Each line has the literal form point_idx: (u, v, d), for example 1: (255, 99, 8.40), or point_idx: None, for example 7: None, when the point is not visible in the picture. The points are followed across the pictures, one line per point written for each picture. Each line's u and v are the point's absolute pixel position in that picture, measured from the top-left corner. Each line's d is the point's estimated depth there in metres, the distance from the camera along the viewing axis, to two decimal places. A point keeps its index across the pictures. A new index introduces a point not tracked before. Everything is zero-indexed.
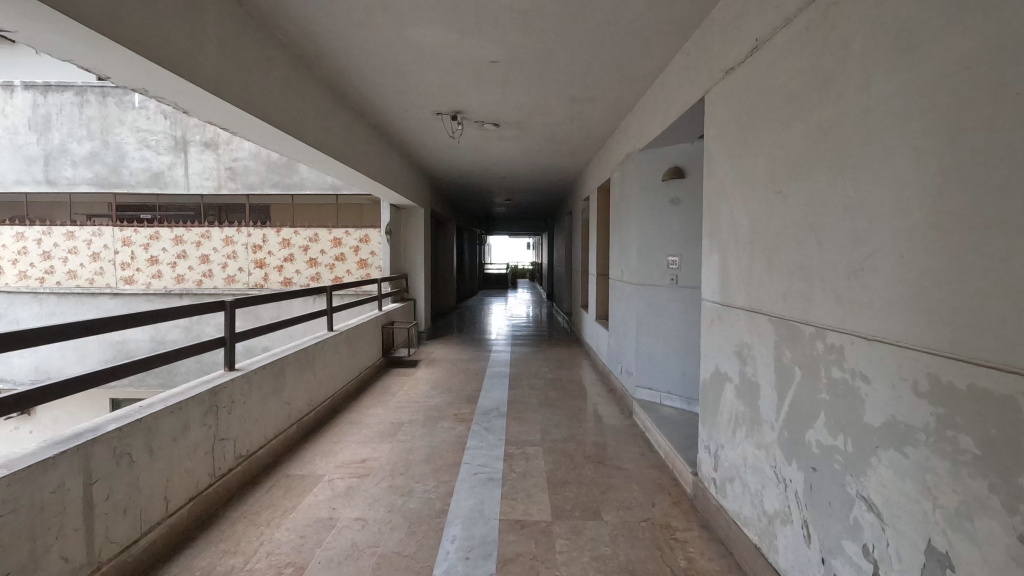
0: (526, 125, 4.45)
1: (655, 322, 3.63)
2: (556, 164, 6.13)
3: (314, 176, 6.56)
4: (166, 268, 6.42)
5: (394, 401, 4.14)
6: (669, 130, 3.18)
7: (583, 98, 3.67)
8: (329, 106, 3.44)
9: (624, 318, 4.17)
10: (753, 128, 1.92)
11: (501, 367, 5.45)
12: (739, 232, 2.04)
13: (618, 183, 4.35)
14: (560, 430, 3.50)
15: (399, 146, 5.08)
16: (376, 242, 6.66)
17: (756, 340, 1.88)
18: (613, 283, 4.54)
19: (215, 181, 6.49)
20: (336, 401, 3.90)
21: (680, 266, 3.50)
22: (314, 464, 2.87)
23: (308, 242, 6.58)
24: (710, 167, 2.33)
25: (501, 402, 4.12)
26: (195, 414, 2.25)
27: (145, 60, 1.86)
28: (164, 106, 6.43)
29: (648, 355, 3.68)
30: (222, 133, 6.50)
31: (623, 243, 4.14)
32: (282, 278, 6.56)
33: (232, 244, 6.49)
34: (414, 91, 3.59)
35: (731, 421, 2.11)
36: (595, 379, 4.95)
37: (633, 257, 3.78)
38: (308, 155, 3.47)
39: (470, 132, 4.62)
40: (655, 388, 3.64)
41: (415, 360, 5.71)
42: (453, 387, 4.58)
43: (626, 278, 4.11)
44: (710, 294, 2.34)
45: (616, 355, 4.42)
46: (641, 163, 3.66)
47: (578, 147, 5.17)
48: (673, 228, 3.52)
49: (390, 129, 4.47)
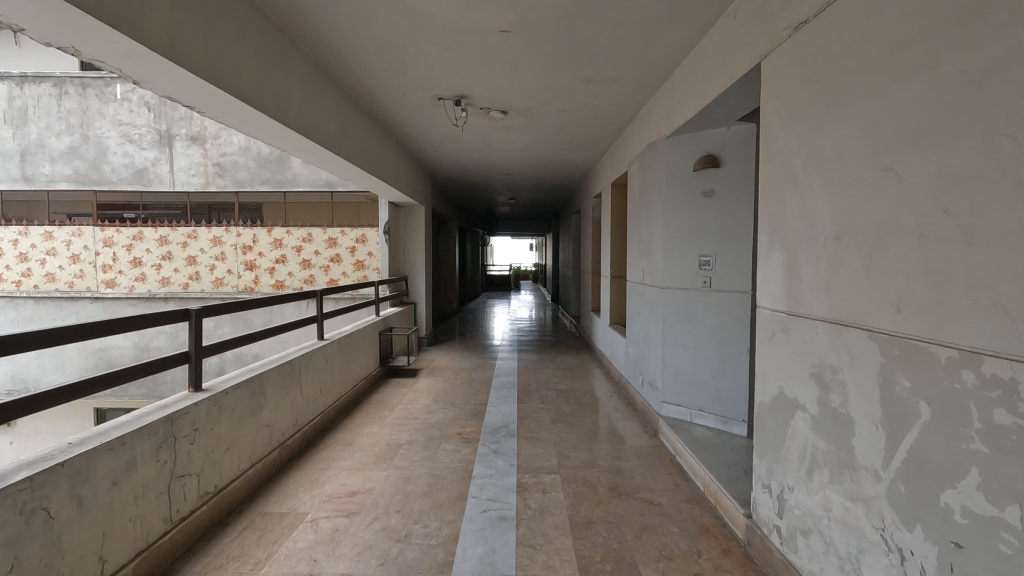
0: (537, 112, 4.04)
1: (685, 330, 3.22)
2: (566, 158, 5.73)
3: (308, 172, 6.17)
4: (150, 270, 6.04)
5: (392, 418, 3.74)
6: (704, 111, 2.78)
7: (604, 79, 3.27)
8: (317, 88, 3.03)
9: (646, 325, 3.78)
10: (840, 91, 1.51)
11: (507, 376, 5.03)
12: (815, 225, 1.64)
13: (639, 176, 3.95)
14: (579, 453, 3.09)
15: (397, 136, 4.68)
16: (373, 242, 6.25)
17: (847, 363, 1.47)
18: (632, 286, 4.14)
19: (202, 177, 6.09)
20: (325, 418, 3.50)
21: (713, 267, 3.09)
22: (297, 499, 2.47)
23: (301, 242, 6.17)
24: (770, 147, 1.92)
25: (510, 418, 3.72)
26: (146, 448, 1.85)
27: (67, 7, 1.45)
28: (148, 98, 6.02)
29: (676, 367, 3.28)
30: (210, 126, 6.08)
31: (646, 242, 3.73)
32: (274, 281, 6.15)
33: (220, 245, 6.10)
34: (413, 70, 3.19)
35: (802, 459, 1.70)
36: (611, 390, 4.54)
37: (659, 258, 3.37)
38: (295, 143, 3.07)
39: (476, 120, 4.21)
40: (684, 404, 3.24)
41: (415, 369, 5.31)
42: (457, 400, 4.17)
43: (648, 280, 3.69)
44: (770, 302, 1.93)
45: (637, 365, 4.01)
46: (669, 151, 3.26)
47: (591, 138, 4.76)
48: (706, 224, 3.11)
49: (388, 117, 4.07)
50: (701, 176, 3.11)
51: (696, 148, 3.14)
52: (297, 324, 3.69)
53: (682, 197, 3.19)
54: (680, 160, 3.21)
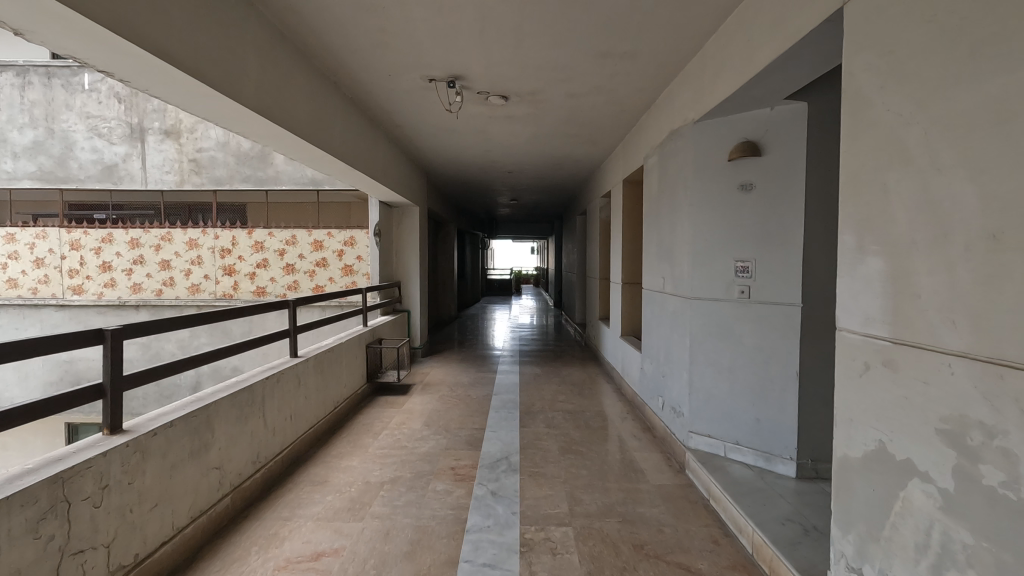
0: (542, 98, 3.56)
1: (717, 349, 2.74)
2: (572, 152, 5.23)
3: (292, 169, 5.66)
4: (120, 275, 5.57)
5: (375, 447, 3.24)
6: (747, 86, 2.30)
7: (621, 54, 2.80)
8: (283, 62, 2.57)
9: (668, 340, 3.31)
10: (999, 24, 1.03)
11: (509, 395, 4.52)
12: (944, 220, 1.16)
13: (659, 170, 3.47)
14: (594, 495, 2.60)
15: (386, 127, 4.22)
16: (363, 245, 5.72)
17: (1017, 423, 0.99)
18: (650, 295, 3.67)
19: (177, 174, 5.59)
20: (297, 449, 3.01)
21: (753, 274, 2.60)
22: (246, 564, 1.99)
23: (285, 245, 5.66)
24: (859, 117, 1.44)
25: (511, 448, 3.22)
26: (19, 522, 1.37)
27: None
28: (118, 89, 5.53)
29: (706, 392, 2.80)
30: (186, 118, 5.56)
31: (669, 245, 3.24)
32: (255, 287, 5.65)
33: (196, 248, 5.60)
34: (398, 43, 2.73)
35: (924, 548, 1.21)
36: (625, 412, 4.04)
37: (687, 263, 2.88)
38: (256, 127, 2.60)
39: (473, 108, 3.74)
40: (716, 436, 2.76)
41: (407, 385, 4.81)
42: (451, 425, 3.67)
43: (672, 289, 3.20)
44: (859, 324, 1.44)
45: (657, 386, 3.53)
46: (700, 138, 2.78)
47: (601, 128, 4.26)
48: (743, 224, 2.63)
49: (374, 102, 3.60)
50: (737, 167, 2.63)
51: (732, 133, 2.66)
52: (266, 339, 3.19)
53: (714, 192, 2.72)
54: (712, 148, 2.73)
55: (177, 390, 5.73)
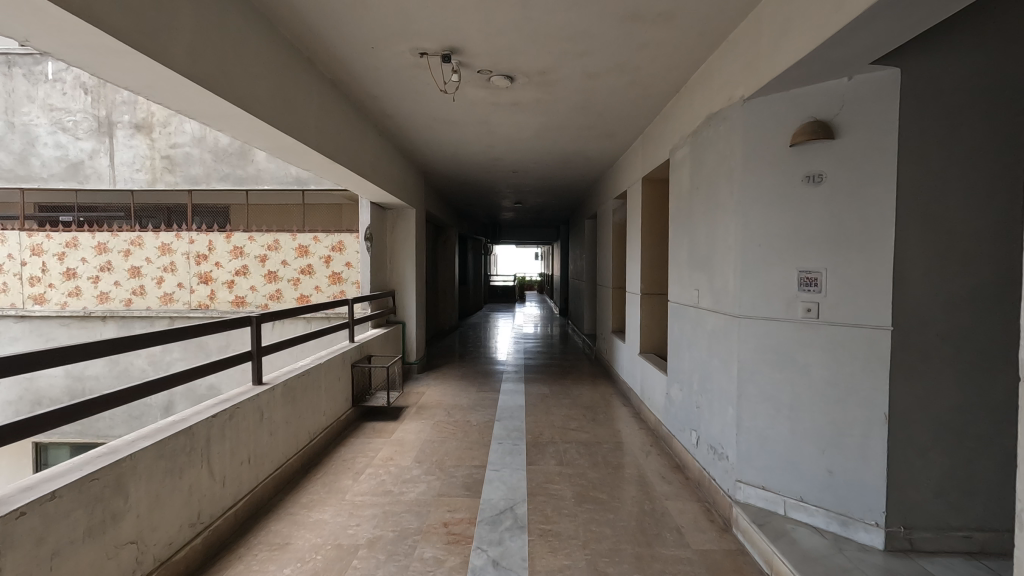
0: (554, 78, 3.04)
1: (773, 380, 2.21)
2: (583, 147, 4.71)
3: (275, 167, 5.15)
4: (85, 283, 5.06)
5: (353, 493, 2.69)
6: (827, 45, 1.77)
7: (654, 16, 2.27)
8: (231, 21, 2.04)
9: (703, 364, 2.78)
10: None
11: (513, 420, 3.98)
12: None
13: (694, 163, 2.94)
14: (623, 567, 2.06)
15: (375, 115, 3.71)
16: (352, 251, 5.16)
17: None
18: (680, 309, 3.14)
19: (149, 173, 5.08)
20: (257, 498, 2.48)
21: (823, 288, 2.07)
22: None
23: (267, 250, 5.12)
24: None
25: (517, 496, 2.67)
26: None
27: None
28: (85, 79, 5.04)
29: (760, 433, 2.27)
30: (158, 111, 5.06)
31: (708, 252, 2.70)
32: (233, 298, 5.12)
33: (169, 253, 5.07)
34: (379, 2, 2.20)
35: None
36: (648, 444, 3.49)
37: (736, 275, 2.35)
38: (199, 102, 2.08)
39: (472, 91, 3.21)
40: (773, 489, 2.22)
41: (398, 408, 4.27)
42: (446, 462, 3.13)
43: (710, 305, 2.67)
44: None
45: (690, 417, 2.99)
46: (753, 119, 2.26)
47: (619, 118, 3.73)
48: (810, 226, 2.10)
49: (357, 81, 3.08)
50: (802, 154, 2.11)
51: (796, 112, 2.13)
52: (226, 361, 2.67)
53: (771, 186, 2.20)
54: (769, 131, 2.21)
55: (147, 411, 5.22)
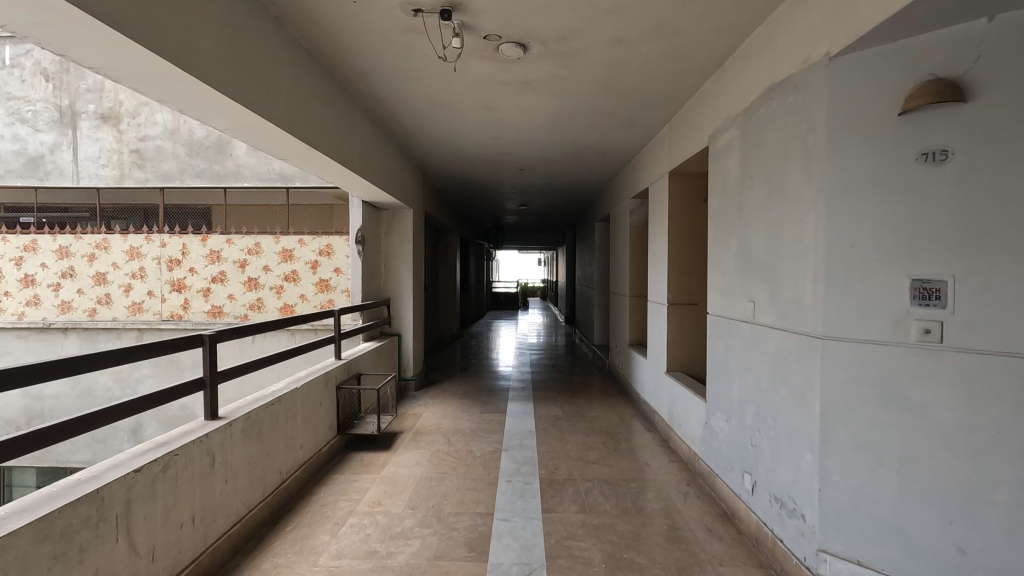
0: (575, 46, 2.52)
1: (872, 423, 1.69)
2: (599, 140, 4.19)
3: (256, 162, 4.63)
4: (45, 291, 4.55)
5: (329, 557, 2.15)
6: None
7: None
8: None
9: (762, 394, 2.25)
10: None
11: (523, 451, 3.44)
12: None
13: (746, 147, 2.43)
14: None
15: (363, 97, 3.20)
16: (341, 255, 4.64)
17: None
18: (727, 324, 2.62)
19: (116, 168, 4.57)
20: (203, 567, 1.95)
21: (946, 303, 1.55)
22: None
23: (247, 255, 4.60)
24: None
25: (534, 561, 2.13)
26: None
27: None
28: (45, 65, 4.56)
29: (853, 493, 1.74)
30: (127, 100, 4.57)
31: (769, 255, 2.18)
32: (209, 307, 4.60)
33: (138, 258, 4.56)
34: None
35: None
36: (684, 484, 2.94)
37: (817, 284, 1.83)
38: (113, 53, 1.57)
39: (476, 62, 2.70)
40: (872, 566, 1.69)
41: (391, 435, 3.73)
42: (445, 509, 2.59)
43: (773, 320, 2.14)
44: None
45: (742, 457, 2.45)
46: (841, 83, 1.74)
47: (647, 100, 3.21)
48: (924, 220, 1.58)
49: (338, 50, 2.57)
50: (916, 124, 1.60)
51: (906, 70, 1.62)
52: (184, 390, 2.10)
53: (869, 168, 1.68)
54: (865, 98, 1.70)
55: (113, 433, 4.67)
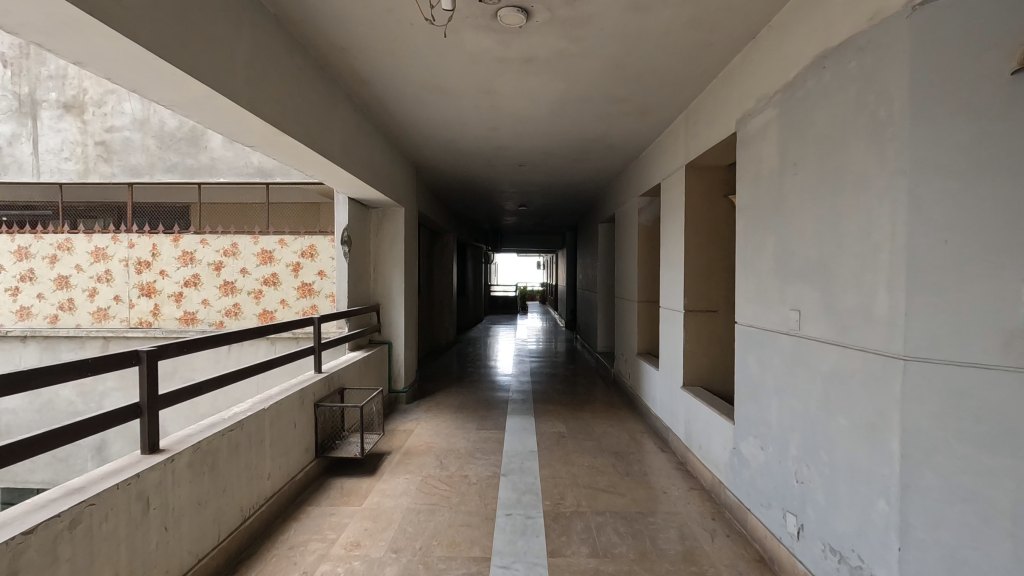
0: (586, 12, 2.15)
1: (974, 470, 1.32)
2: (607, 131, 3.83)
3: (233, 155, 4.26)
4: (2, 295, 4.18)
5: None
6: None
7: None
8: None
9: (811, 421, 1.88)
10: None
11: (525, 476, 3.06)
12: None
13: (787, 130, 2.07)
14: None
15: (344, 77, 2.84)
16: (325, 257, 4.26)
17: None
18: (763, 337, 2.25)
19: (79, 162, 4.19)
20: None
21: None
22: None
23: (222, 256, 4.22)
24: None
25: None
26: None
27: None
28: (4, 50, 4.24)
29: (946, 557, 1.37)
30: (92, 88, 4.22)
31: (822, 256, 1.81)
32: (181, 313, 4.22)
33: (103, 260, 4.18)
34: None
35: None
36: (708, 518, 2.57)
37: (893, 291, 1.46)
38: None
39: (470, 32, 2.33)
40: None
41: (376, 456, 3.35)
42: (434, 552, 2.21)
43: (828, 335, 1.77)
44: None
45: (783, 492, 2.08)
46: (927, 40, 1.38)
47: (664, 80, 2.84)
48: None
49: (309, 17, 2.21)
50: None
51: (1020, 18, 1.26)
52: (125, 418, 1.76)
53: (968, 145, 1.33)
54: (963, 55, 1.33)
55: (75, 450, 4.28)
